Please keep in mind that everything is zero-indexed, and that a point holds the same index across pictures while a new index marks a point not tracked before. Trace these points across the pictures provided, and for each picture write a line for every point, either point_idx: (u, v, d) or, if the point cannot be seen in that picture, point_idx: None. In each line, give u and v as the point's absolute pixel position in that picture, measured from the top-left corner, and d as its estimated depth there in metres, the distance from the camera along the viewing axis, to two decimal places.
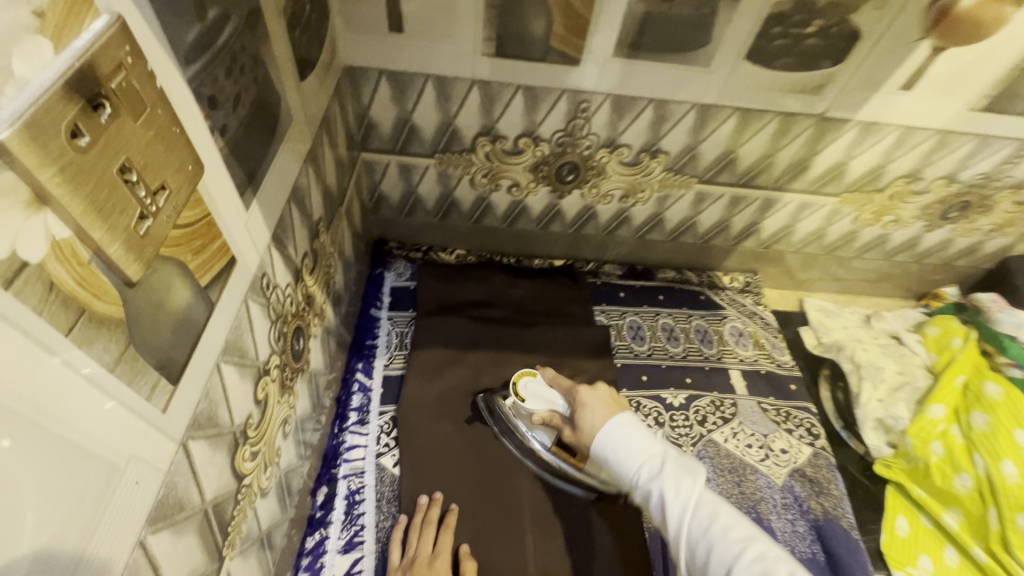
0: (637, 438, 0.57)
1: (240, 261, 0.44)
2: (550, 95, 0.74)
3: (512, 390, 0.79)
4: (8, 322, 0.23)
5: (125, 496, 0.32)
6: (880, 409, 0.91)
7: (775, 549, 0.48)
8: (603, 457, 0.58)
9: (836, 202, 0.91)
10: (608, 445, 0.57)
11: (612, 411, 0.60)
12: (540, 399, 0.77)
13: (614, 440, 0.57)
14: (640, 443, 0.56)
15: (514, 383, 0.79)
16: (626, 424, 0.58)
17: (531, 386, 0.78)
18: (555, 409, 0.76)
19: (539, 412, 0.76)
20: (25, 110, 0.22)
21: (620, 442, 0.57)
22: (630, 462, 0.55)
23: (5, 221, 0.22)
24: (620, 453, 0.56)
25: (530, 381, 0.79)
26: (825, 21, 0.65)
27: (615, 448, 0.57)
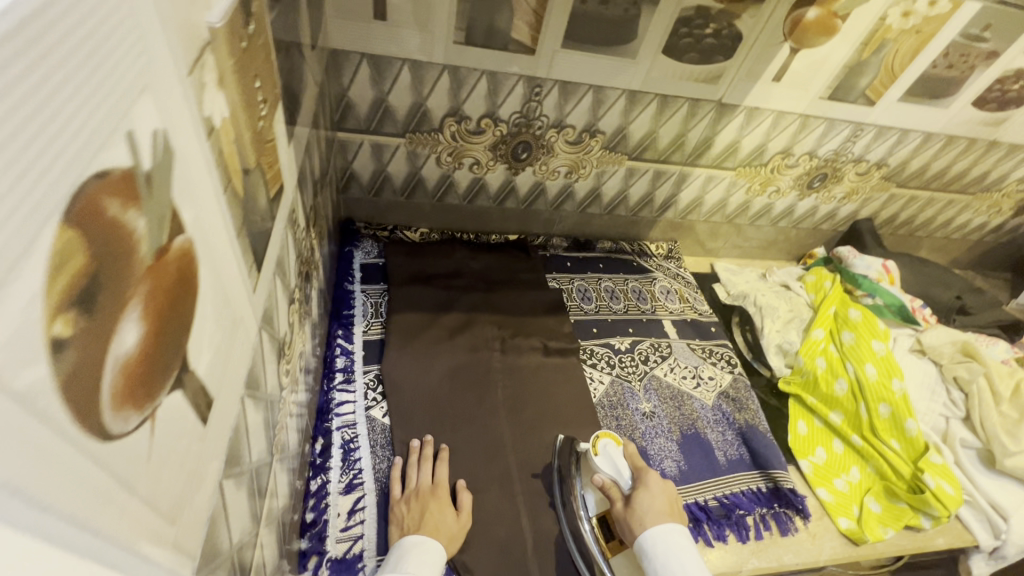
0: (693, 564, 0.67)
1: (284, 189, 0.51)
2: (509, 81, 0.88)
3: (591, 440, 0.87)
4: (207, 167, 0.31)
5: (239, 350, 0.39)
6: (779, 337, 1.13)
7: None
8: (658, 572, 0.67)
9: (733, 175, 1.14)
10: (665, 557, 0.67)
11: (670, 523, 0.72)
12: (611, 466, 0.83)
13: (669, 546, 0.68)
14: (694, 561, 0.67)
15: (595, 438, 0.87)
16: (682, 535, 0.70)
17: (609, 448, 0.85)
18: (618, 481, 0.81)
19: (603, 475, 0.82)
20: (225, 11, 0.30)
21: (674, 553, 0.68)
22: None
23: (209, 91, 0.30)
24: (674, 558, 0.67)
25: (609, 444, 0.86)
26: (718, 25, 0.85)
27: (669, 562, 0.67)
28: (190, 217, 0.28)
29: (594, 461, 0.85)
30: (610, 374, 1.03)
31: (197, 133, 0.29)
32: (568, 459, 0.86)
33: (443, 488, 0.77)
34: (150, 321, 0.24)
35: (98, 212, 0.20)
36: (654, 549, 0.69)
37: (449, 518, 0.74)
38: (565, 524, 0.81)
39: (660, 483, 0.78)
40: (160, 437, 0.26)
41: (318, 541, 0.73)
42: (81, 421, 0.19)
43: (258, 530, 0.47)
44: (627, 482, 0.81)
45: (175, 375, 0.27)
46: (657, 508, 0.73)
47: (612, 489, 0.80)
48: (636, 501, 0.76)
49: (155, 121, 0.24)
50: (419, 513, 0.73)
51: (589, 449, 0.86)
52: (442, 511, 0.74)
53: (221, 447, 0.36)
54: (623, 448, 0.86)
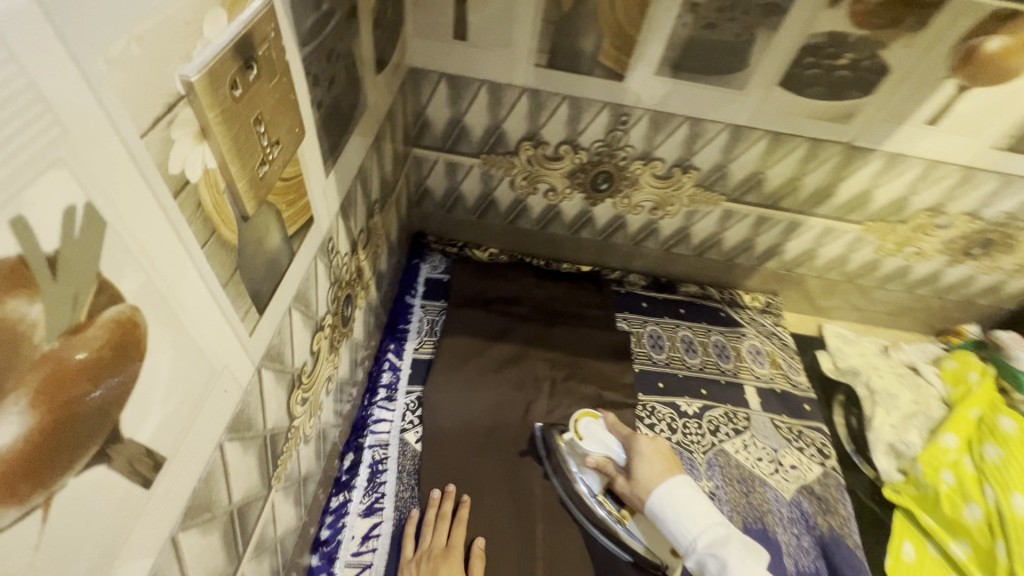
0: (699, 507, 0.64)
1: (316, 221, 0.50)
2: (593, 107, 0.80)
3: (572, 426, 0.81)
4: (173, 225, 0.29)
5: (217, 400, 0.37)
6: (892, 434, 0.93)
7: None
8: (662, 519, 0.65)
9: (859, 230, 0.95)
10: (668, 508, 0.64)
11: (668, 474, 0.67)
12: (600, 444, 0.78)
13: (678, 499, 0.64)
14: (705, 509, 0.63)
15: (574, 422, 0.81)
16: (686, 484, 0.66)
17: (592, 429, 0.79)
18: (611, 455, 0.77)
19: (595, 456, 0.77)
20: (208, 62, 0.28)
21: (684, 504, 0.64)
22: (690, 528, 0.62)
23: (181, 146, 0.28)
24: (685, 514, 0.63)
25: (590, 422, 0.80)
26: (857, 55, 0.70)
27: (675, 508, 0.64)
28: (134, 286, 0.26)
29: (580, 445, 0.79)
30: (668, 439, 0.91)
31: (157, 193, 0.27)
32: (551, 430, 0.85)
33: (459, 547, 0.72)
34: (47, 408, 0.23)
35: None
36: (663, 508, 0.64)
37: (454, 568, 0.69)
38: (570, 501, 0.80)
39: (651, 443, 0.73)
40: (55, 527, 0.24)
41: (328, 560, 0.73)
42: None
43: (239, 563, 0.47)
44: (620, 453, 0.76)
45: (94, 452, 0.26)
46: (656, 472, 0.69)
47: (607, 465, 0.77)
48: (633, 471, 0.71)
49: (70, 195, 0.22)
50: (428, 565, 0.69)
51: (573, 435, 0.80)
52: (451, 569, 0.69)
53: (178, 504, 0.35)
54: (604, 420, 0.81)
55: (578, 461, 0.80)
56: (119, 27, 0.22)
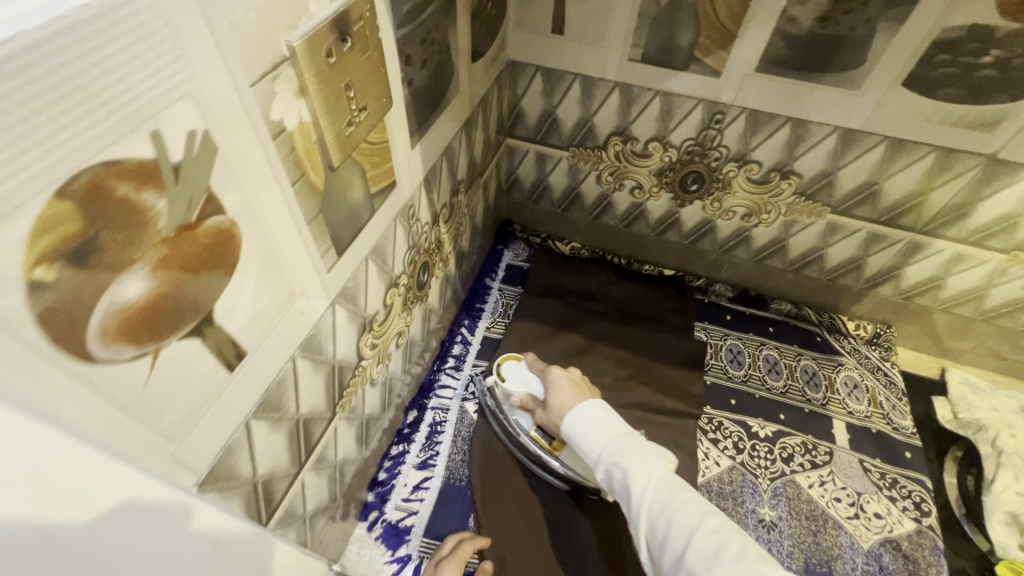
0: (605, 422, 0.61)
1: (398, 186, 0.57)
2: (685, 104, 0.79)
3: (495, 370, 0.84)
4: (270, 160, 0.36)
5: (293, 318, 0.45)
6: (1016, 503, 0.79)
7: (731, 524, 0.50)
8: (573, 438, 0.63)
9: (1002, 260, 0.81)
10: (577, 425, 0.62)
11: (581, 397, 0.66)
12: (520, 382, 0.80)
13: (583, 417, 0.62)
14: (610, 423, 0.61)
15: (497, 365, 0.84)
16: (599, 404, 0.64)
17: (513, 368, 0.82)
18: (531, 392, 0.79)
19: (517, 394, 0.80)
20: (308, 31, 0.35)
21: (591, 422, 0.62)
22: (596, 442, 0.60)
23: (282, 98, 0.35)
24: (589, 430, 0.61)
25: (512, 363, 0.83)
26: (1005, 52, 0.60)
27: (585, 425, 0.62)
28: (234, 202, 0.34)
29: (505, 387, 0.81)
30: (731, 458, 0.86)
31: (258, 132, 0.34)
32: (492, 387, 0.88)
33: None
34: (162, 278, 0.30)
35: (104, 190, 0.25)
36: (571, 429, 0.63)
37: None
38: (507, 441, 0.85)
39: (563, 372, 0.74)
40: (160, 375, 0.32)
41: (381, 499, 0.81)
42: (57, 344, 0.25)
43: (300, 468, 0.55)
44: (538, 387, 0.79)
45: (193, 326, 0.34)
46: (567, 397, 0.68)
47: (530, 401, 0.80)
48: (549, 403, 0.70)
49: (193, 121, 0.29)
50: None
51: (497, 379, 0.83)
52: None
53: (253, 394, 0.43)
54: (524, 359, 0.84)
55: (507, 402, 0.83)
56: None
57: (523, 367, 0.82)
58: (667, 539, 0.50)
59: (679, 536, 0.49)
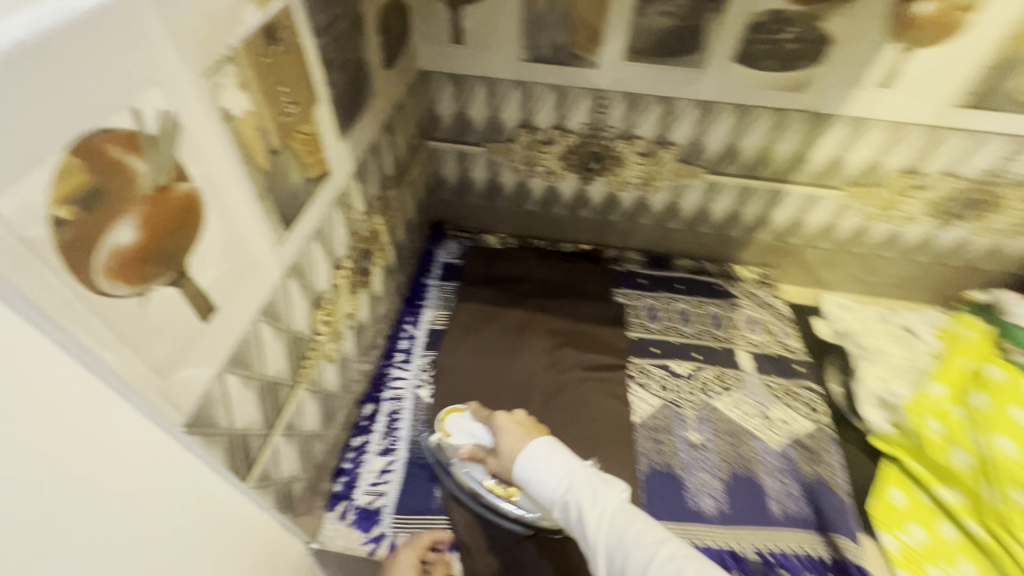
0: (556, 458, 0.62)
1: (332, 175, 0.66)
2: (574, 94, 0.93)
3: (438, 426, 0.87)
4: (224, 140, 0.44)
5: (253, 283, 0.52)
6: (880, 386, 0.97)
7: (683, 545, 0.54)
8: (525, 479, 0.63)
9: (840, 195, 1.00)
10: (529, 467, 0.62)
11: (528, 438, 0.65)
12: (466, 433, 0.85)
13: (536, 457, 0.62)
14: (562, 460, 0.62)
15: (439, 420, 0.88)
16: (549, 441, 0.64)
17: (457, 420, 0.87)
18: (479, 439, 0.84)
19: (464, 445, 0.84)
20: (243, 36, 0.44)
21: (543, 460, 0.62)
22: (549, 482, 0.60)
23: (229, 89, 0.44)
24: (542, 470, 0.61)
25: (456, 416, 0.87)
26: (799, 29, 0.79)
27: (538, 465, 0.62)
28: (198, 173, 0.42)
29: (450, 441, 0.85)
30: (660, 396, 0.99)
31: (212, 116, 0.42)
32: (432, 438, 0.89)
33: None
34: (147, 233, 0.38)
35: (100, 151, 0.33)
36: (524, 471, 0.63)
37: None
38: (463, 494, 0.84)
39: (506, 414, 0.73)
40: (149, 315, 0.39)
41: (349, 488, 0.85)
42: (73, 272, 0.33)
43: (272, 431, 0.61)
44: (486, 435, 0.83)
45: (171, 275, 0.41)
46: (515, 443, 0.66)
47: (479, 449, 0.82)
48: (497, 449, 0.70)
49: (163, 104, 0.37)
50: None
51: (442, 436, 0.86)
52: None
53: (224, 349, 0.49)
54: (467, 408, 0.89)
55: (456, 457, 0.83)
56: (190, 10, 0.39)
57: (465, 417, 0.87)
58: (626, 571, 0.52)
59: (638, 569, 0.51)
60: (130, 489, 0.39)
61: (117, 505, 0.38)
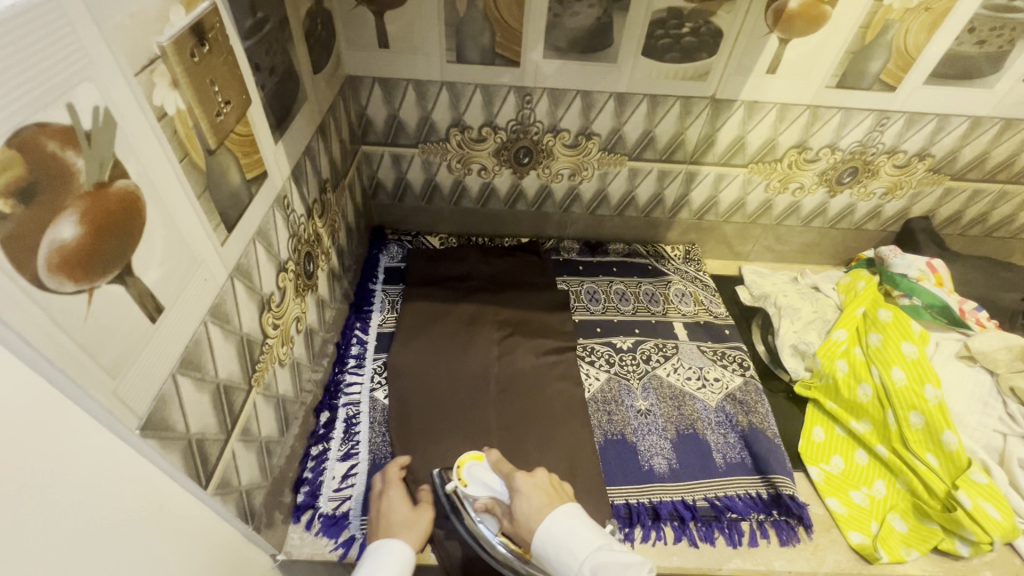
0: (577, 535, 0.60)
1: (269, 176, 0.66)
2: (500, 92, 0.98)
3: (454, 473, 0.76)
4: (158, 138, 0.44)
5: (199, 283, 0.52)
6: (795, 337, 1.07)
7: None
8: (549, 560, 0.60)
9: (746, 172, 1.12)
10: (551, 544, 0.60)
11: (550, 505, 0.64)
12: (483, 484, 0.73)
13: (557, 533, 0.61)
14: (583, 535, 0.60)
15: (457, 467, 0.76)
16: (573, 517, 0.63)
17: (474, 470, 0.74)
18: (496, 496, 0.72)
19: (481, 500, 0.73)
20: (172, 35, 0.45)
21: (565, 539, 0.60)
22: (571, 562, 0.58)
23: (161, 87, 0.44)
24: (564, 548, 0.59)
25: (473, 465, 0.75)
26: (694, 24, 0.88)
27: (559, 544, 0.60)
28: (134, 169, 0.42)
29: (464, 492, 0.73)
30: (607, 371, 1.05)
31: (145, 115, 0.43)
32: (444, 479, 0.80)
33: (421, 521, 0.76)
34: (89, 227, 0.38)
35: (37, 144, 0.33)
36: (547, 551, 0.61)
37: (402, 514, 0.77)
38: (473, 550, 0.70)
39: (530, 479, 0.68)
40: (96, 312, 0.39)
41: (312, 497, 0.83)
42: (16, 266, 0.32)
43: (229, 436, 0.60)
44: (503, 490, 0.72)
45: (116, 272, 0.41)
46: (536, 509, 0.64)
47: (496, 505, 0.72)
48: (514, 511, 0.67)
49: (96, 100, 0.38)
50: (383, 527, 0.74)
51: (457, 484, 0.74)
52: (408, 535, 0.73)
53: (175, 349, 0.49)
54: (488, 459, 0.76)
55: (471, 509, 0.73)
56: (118, 10, 0.39)
57: (485, 470, 0.74)
58: None
59: None
60: (94, 494, 0.38)
61: (83, 512, 0.37)
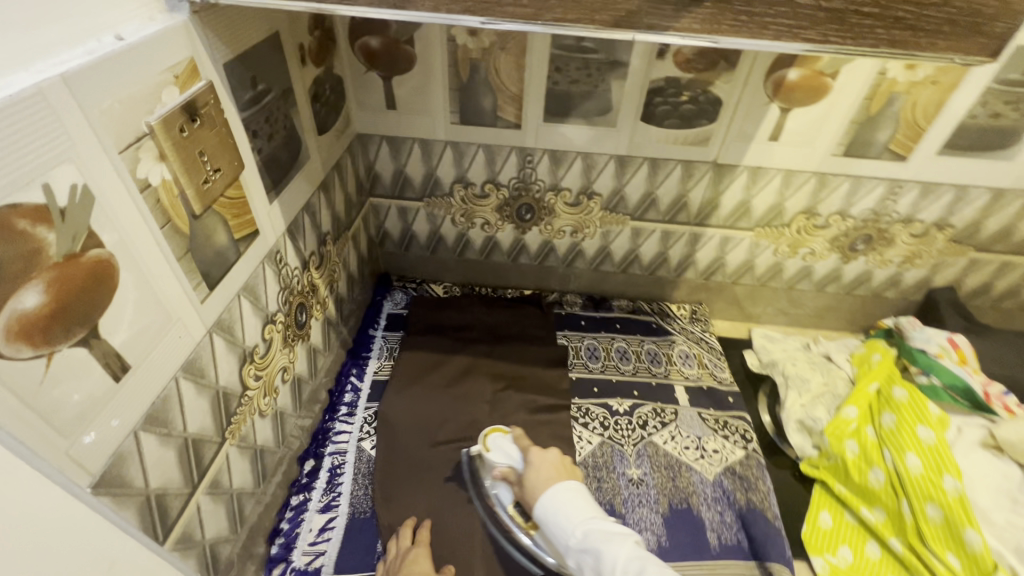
0: (573, 504, 0.73)
1: (261, 234, 0.69)
2: (502, 151, 1.01)
3: (482, 440, 0.91)
4: (138, 209, 0.47)
5: (172, 341, 0.54)
6: (801, 412, 1.02)
7: None
8: (546, 523, 0.73)
9: (752, 236, 1.09)
10: (551, 511, 0.73)
11: (559, 478, 0.77)
12: (503, 455, 0.88)
13: (557, 501, 0.73)
14: (578, 506, 0.72)
15: (484, 435, 0.92)
16: (570, 490, 0.75)
17: (499, 441, 0.90)
18: (512, 464, 0.86)
19: (499, 466, 0.87)
20: (161, 113, 0.48)
21: (562, 508, 0.73)
22: (567, 526, 0.70)
23: (146, 160, 0.47)
24: (562, 514, 0.72)
25: (497, 436, 0.91)
26: (692, 92, 0.89)
27: (558, 512, 0.72)
28: (110, 239, 0.45)
29: (488, 458, 0.89)
30: (600, 435, 1.01)
31: (127, 189, 0.46)
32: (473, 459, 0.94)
33: None
34: (52, 298, 0.40)
35: (9, 225, 0.36)
36: (546, 515, 0.73)
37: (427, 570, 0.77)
38: (486, 517, 0.88)
39: (543, 454, 0.83)
40: (53, 377, 0.41)
41: (286, 549, 0.81)
42: None
43: (194, 490, 0.61)
44: (519, 463, 0.86)
45: (79, 335, 0.43)
46: (544, 479, 0.78)
47: (511, 473, 0.86)
48: (526, 480, 0.80)
49: (73, 178, 0.40)
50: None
51: (482, 449, 0.90)
52: None
53: (140, 406, 0.51)
54: (511, 436, 0.91)
55: (489, 476, 0.89)
56: (107, 94, 0.43)
57: (508, 442, 0.89)
58: None
59: None
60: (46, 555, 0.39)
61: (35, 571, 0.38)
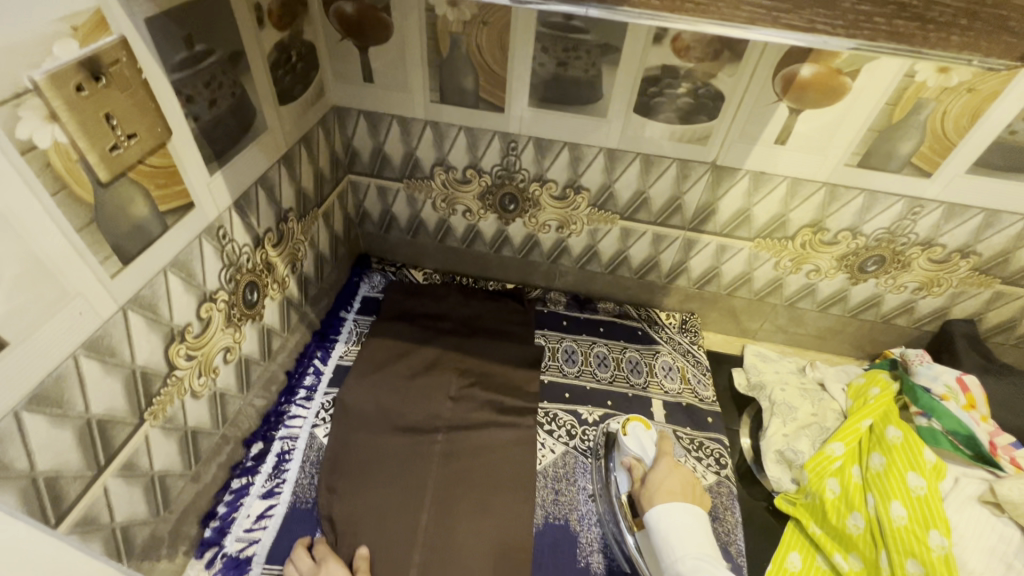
0: (689, 532, 0.69)
1: (197, 207, 0.65)
2: (485, 136, 0.94)
3: (622, 425, 0.92)
4: (18, 173, 0.43)
5: (69, 317, 0.50)
6: (782, 441, 0.96)
7: None
8: (653, 532, 0.71)
9: (751, 246, 1.01)
10: (663, 525, 0.70)
11: (682, 498, 0.74)
12: (639, 446, 0.88)
13: (673, 520, 0.71)
14: (694, 535, 0.69)
15: (625, 420, 0.93)
16: (690, 515, 0.71)
17: (638, 431, 0.90)
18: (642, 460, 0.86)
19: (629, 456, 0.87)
20: (48, 68, 0.44)
21: (678, 529, 0.70)
22: (674, 548, 0.68)
23: (30, 121, 0.43)
24: (674, 535, 0.69)
25: (638, 426, 0.91)
26: (692, 83, 0.80)
27: (668, 531, 0.70)
28: None
29: (621, 439, 0.90)
30: (565, 444, 0.96)
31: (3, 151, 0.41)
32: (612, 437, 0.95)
33: None
34: None
35: None
36: (656, 526, 0.71)
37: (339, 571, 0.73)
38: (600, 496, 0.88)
39: (676, 467, 0.81)
40: None
41: (219, 534, 0.78)
42: None
43: (100, 472, 0.58)
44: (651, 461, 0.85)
45: None
46: (668, 488, 0.76)
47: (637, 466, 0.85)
48: (651, 480, 0.79)
49: None
50: None
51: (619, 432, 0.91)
52: None
53: (20, 385, 0.47)
54: (652, 434, 0.90)
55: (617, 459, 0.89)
56: None
57: (649, 437, 0.88)
58: None
59: None
60: None
61: None
